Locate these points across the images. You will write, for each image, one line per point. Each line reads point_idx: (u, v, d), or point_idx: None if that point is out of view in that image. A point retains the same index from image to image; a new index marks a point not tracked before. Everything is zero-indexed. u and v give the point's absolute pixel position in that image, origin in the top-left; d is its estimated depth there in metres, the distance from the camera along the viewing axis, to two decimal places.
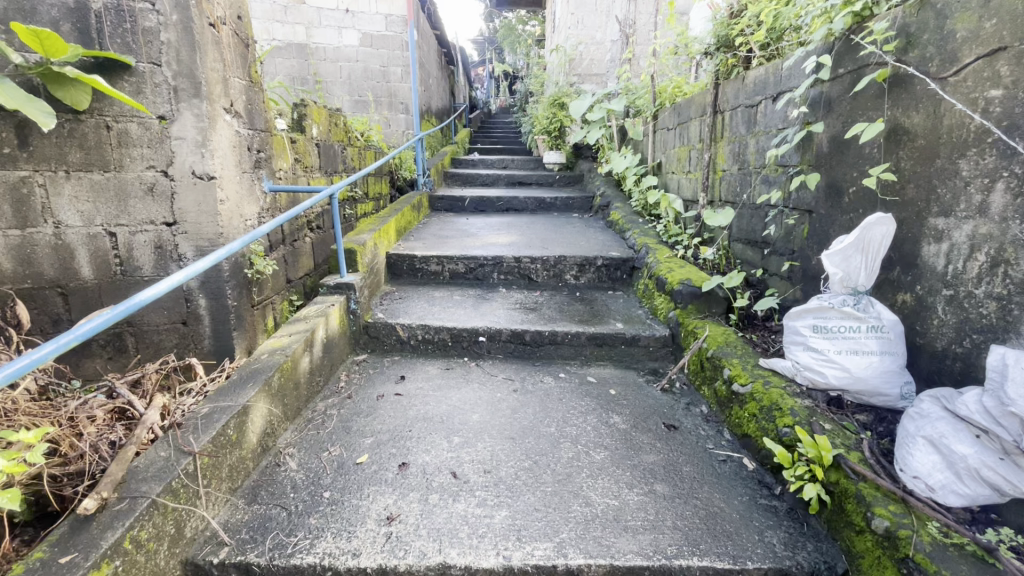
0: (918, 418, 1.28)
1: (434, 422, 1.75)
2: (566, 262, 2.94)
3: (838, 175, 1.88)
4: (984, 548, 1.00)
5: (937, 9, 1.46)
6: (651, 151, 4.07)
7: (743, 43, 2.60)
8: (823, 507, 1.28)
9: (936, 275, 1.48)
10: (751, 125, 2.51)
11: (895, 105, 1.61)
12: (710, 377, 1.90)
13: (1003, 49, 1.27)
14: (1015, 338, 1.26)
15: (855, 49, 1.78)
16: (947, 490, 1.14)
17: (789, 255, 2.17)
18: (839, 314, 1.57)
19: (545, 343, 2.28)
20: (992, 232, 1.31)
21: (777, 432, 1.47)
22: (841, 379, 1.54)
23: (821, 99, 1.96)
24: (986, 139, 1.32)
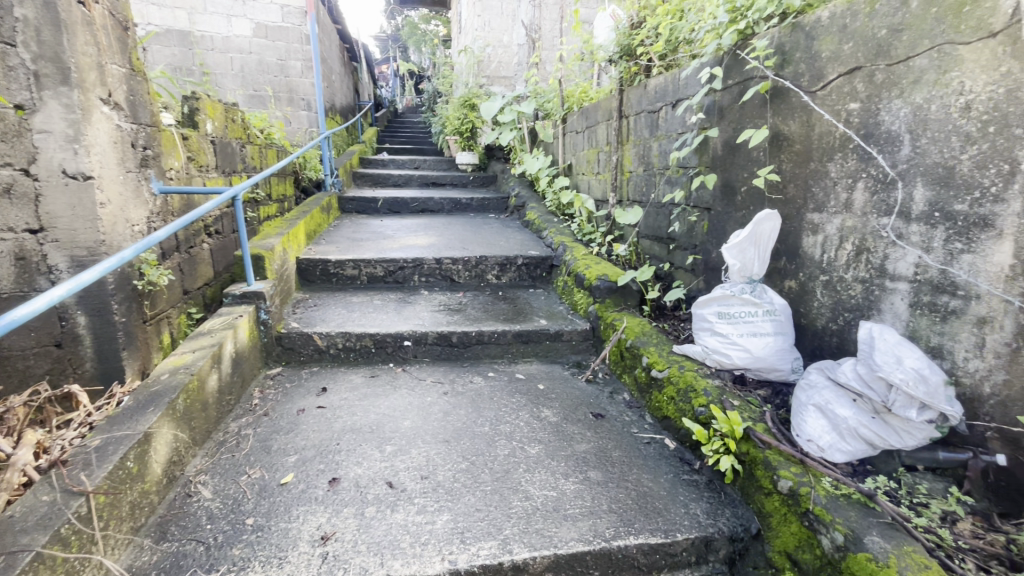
0: (808, 388, 1.46)
1: (364, 432, 1.68)
2: (487, 262, 2.95)
3: (731, 176, 2.08)
4: (866, 495, 1.17)
5: (806, 31, 1.67)
6: (562, 153, 4.23)
7: (643, 53, 2.79)
8: (737, 476, 1.42)
9: (814, 263, 1.69)
10: (654, 130, 2.69)
11: (776, 113, 1.81)
12: (630, 365, 2.02)
13: (859, 68, 1.49)
14: (876, 314, 1.48)
15: (741, 63, 1.98)
16: (834, 449, 1.32)
17: (692, 249, 2.36)
18: (739, 300, 1.74)
19: (472, 343, 2.28)
20: (856, 224, 1.54)
21: (694, 411, 1.60)
22: (744, 359, 1.71)
23: (714, 107, 2.16)
24: (849, 145, 1.54)
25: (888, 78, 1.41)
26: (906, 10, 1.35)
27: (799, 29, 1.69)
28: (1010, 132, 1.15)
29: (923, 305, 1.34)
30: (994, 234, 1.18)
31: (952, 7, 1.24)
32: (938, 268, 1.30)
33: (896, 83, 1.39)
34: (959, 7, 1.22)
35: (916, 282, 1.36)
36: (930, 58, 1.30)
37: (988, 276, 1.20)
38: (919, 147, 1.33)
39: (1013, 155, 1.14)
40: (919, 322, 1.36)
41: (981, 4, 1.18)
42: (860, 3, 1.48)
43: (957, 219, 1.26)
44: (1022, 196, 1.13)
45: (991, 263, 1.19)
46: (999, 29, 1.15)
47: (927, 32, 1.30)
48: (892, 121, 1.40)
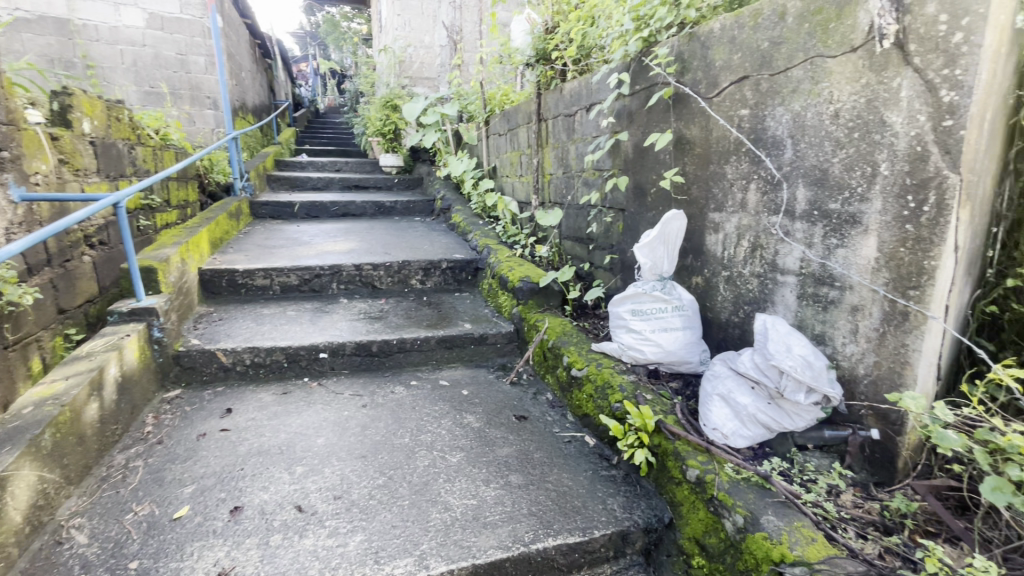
0: (712, 378, 1.54)
1: (272, 454, 1.57)
2: (410, 267, 2.88)
3: (642, 177, 2.16)
4: (763, 477, 1.24)
5: (701, 40, 1.77)
6: (486, 155, 4.23)
7: (558, 57, 2.85)
8: (651, 468, 1.46)
9: (717, 260, 1.79)
10: (571, 133, 2.75)
11: (679, 118, 1.91)
12: (552, 365, 2.05)
13: (747, 77, 1.59)
14: (770, 306, 1.59)
15: (646, 70, 2.06)
16: (737, 435, 1.39)
17: (609, 249, 2.44)
18: (650, 297, 1.82)
19: (393, 351, 2.21)
20: (750, 223, 1.64)
21: (611, 407, 1.64)
22: (656, 354, 1.78)
23: (623, 111, 2.23)
24: (742, 149, 1.64)
25: (771, 87, 1.51)
26: (783, 24, 1.46)
27: (694, 39, 1.78)
28: (871, 137, 1.27)
29: (808, 296, 1.46)
30: (862, 230, 1.31)
31: (821, 23, 1.35)
32: (819, 262, 1.42)
33: (778, 92, 1.49)
34: (826, 23, 1.34)
35: (802, 275, 1.47)
36: (805, 69, 1.41)
37: (859, 268, 1.32)
38: (800, 151, 1.45)
39: (873, 159, 1.27)
40: (806, 312, 1.47)
41: (844, 21, 1.29)
42: (745, 16, 1.58)
43: (832, 217, 1.38)
44: (882, 195, 1.26)
45: (861, 256, 1.31)
46: (859, 45, 1.26)
47: (802, 45, 1.41)
48: (776, 126, 1.51)
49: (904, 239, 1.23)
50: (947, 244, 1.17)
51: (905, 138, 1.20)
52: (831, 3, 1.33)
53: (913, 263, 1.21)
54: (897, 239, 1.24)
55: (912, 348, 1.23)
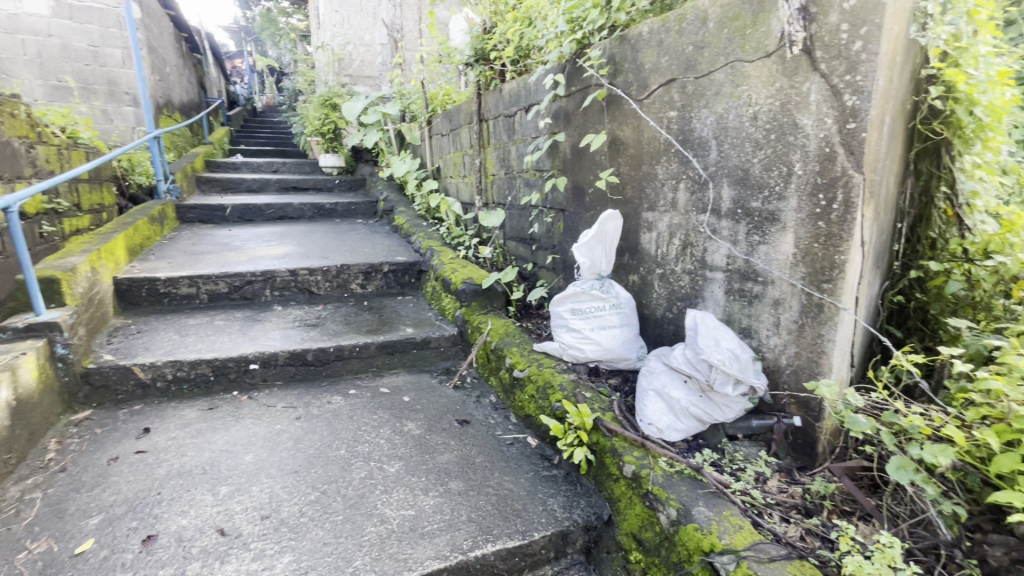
0: (648, 374, 1.58)
1: (195, 475, 1.47)
2: (349, 271, 2.79)
3: (579, 178, 2.19)
4: (695, 469, 1.28)
5: (631, 43, 1.80)
6: (429, 156, 4.17)
7: (496, 58, 2.84)
8: (590, 466, 1.48)
9: (651, 258, 1.83)
10: (511, 134, 2.75)
11: (613, 119, 1.94)
12: (495, 367, 2.04)
13: (674, 80, 1.64)
14: (701, 302, 1.64)
15: (580, 71, 2.09)
16: (671, 429, 1.43)
17: (551, 249, 2.45)
18: (589, 296, 1.84)
19: (330, 360, 2.13)
20: (681, 222, 1.69)
21: (551, 407, 1.64)
22: (596, 351, 1.80)
23: (560, 112, 2.25)
24: (671, 150, 1.69)
25: (696, 90, 1.56)
26: (705, 29, 1.51)
27: (625, 42, 1.82)
28: (785, 139, 1.33)
29: (735, 291, 1.51)
30: (780, 227, 1.37)
31: (738, 29, 1.41)
32: (743, 258, 1.47)
33: (703, 94, 1.54)
34: (743, 29, 1.39)
35: (728, 271, 1.53)
36: (726, 73, 1.46)
37: (778, 263, 1.38)
38: (723, 152, 1.50)
39: (788, 159, 1.33)
40: (733, 306, 1.53)
41: (759, 27, 1.35)
42: (671, 20, 1.62)
43: (754, 215, 1.44)
44: (798, 194, 1.32)
45: (780, 252, 1.38)
46: (773, 50, 1.32)
47: (722, 49, 1.46)
48: (702, 128, 1.56)
49: (817, 235, 1.29)
50: (855, 240, 1.24)
51: (816, 140, 1.27)
52: (747, 10, 1.38)
53: (825, 258, 1.28)
54: (811, 235, 1.30)
55: (827, 338, 1.30)
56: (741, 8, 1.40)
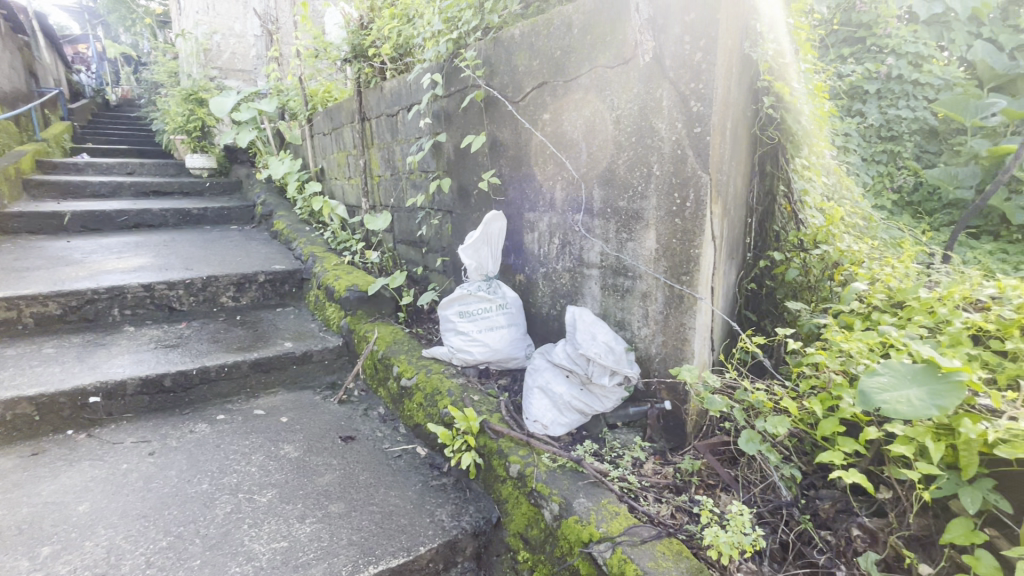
0: (533, 372, 1.59)
1: (6, 538, 1.21)
2: (218, 283, 2.53)
3: (463, 179, 2.17)
4: (576, 461, 1.31)
5: (504, 46, 1.82)
6: (312, 156, 3.92)
7: (375, 55, 2.73)
8: (479, 470, 1.46)
9: (535, 258, 1.86)
10: (394, 133, 2.66)
11: (491, 120, 1.94)
12: (383, 377, 1.95)
13: (545, 83, 1.67)
14: (581, 298, 1.69)
15: (458, 72, 2.07)
16: (556, 424, 1.45)
17: (440, 252, 2.41)
18: (476, 298, 1.83)
19: (194, 384, 1.90)
20: (559, 221, 1.73)
21: (439, 414, 1.61)
22: (484, 353, 1.79)
23: (441, 112, 2.22)
24: (546, 152, 1.73)
25: (565, 93, 1.61)
26: (570, 35, 1.56)
27: (498, 44, 1.83)
28: (644, 142, 1.42)
29: (609, 287, 1.58)
30: (644, 225, 1.45)
31: (599, 36, 1.47)
32: (615, 255, 1.55)
33: (571, 98, 1.60)
34: (602, 37, 1.46)
35: (602, 267, 1.60)
36: (591, 77, 1.52)
37: (644, 258, 1.47)
38: (592, 153, 1.56)
39: (647, 161, 1.42)
40: (608, 302, 1.59)
41: (616, 35, 1.42)
42: (539, 24, 1.65)
43: (621, 213, 1.51)
44: (657, 193, 1.41)
45: (645, 248, 1.46)
46: (629, 58, 1.40)
47: (587, 55, 1.52)
48: (572, 130, 1.61)
49: (674, 231, 1.39)
50: (706, 234, 1.35)
51: (669, 143, 1.36)
52: (605, 18, 1.45)
53: (683, 252, 1.38)
54: (670, 231, 1.40)
55: (687, 326, 1.40)
56: (601, 16, 1.46)
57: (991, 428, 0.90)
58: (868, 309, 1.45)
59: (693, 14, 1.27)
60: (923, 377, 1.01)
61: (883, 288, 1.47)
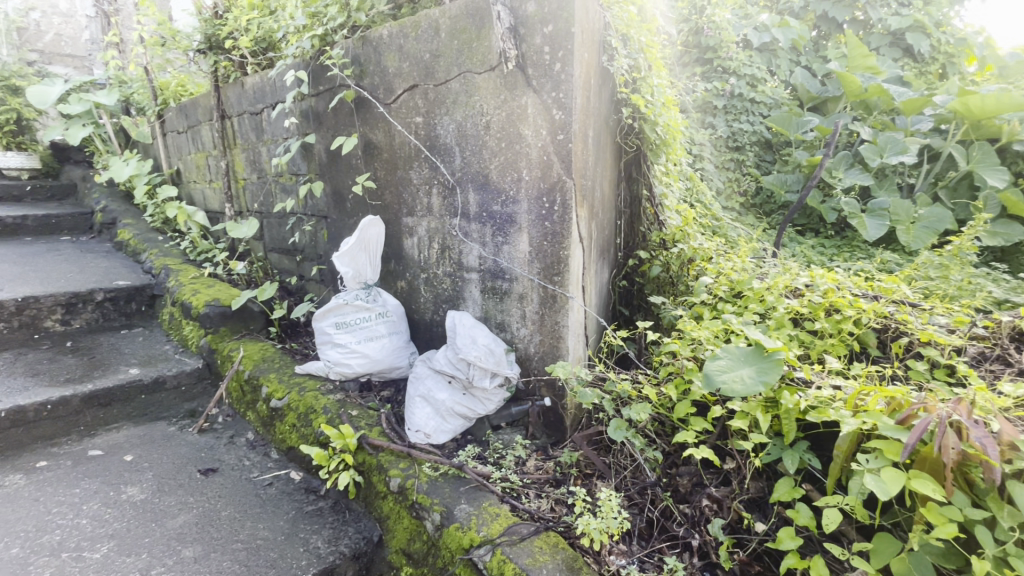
0: (415, 381, 1.55)
1: None
2: (38, 305, 2.13)
3: (337, 183, 2.04)
4: (458, 467, 1.30)
5: (372, 45, 1.74)
6: (165, 156, 3.48)
7: (234, 47, 2.49)
8: (359, 489, 1.40)
9: (415, 264, 1.80)
10: (259, 134, 2.45)
11: (363, 122, 1.85)
12: (251, 399, 1.79)
13: (416, 86, 1.63)
14: (462, 303, 1.68)
15: (325, 70, 1.95)
16: (438, 432, 1.42)
17: (317, 260, 2.26)
18: (353, 307, 1.74)
19: (3, 428, 1.57)
20: (436, 226, 1.70)
21: (314, 434, 1.52)
22: (364, 365, 1.72)
23: (310, 112, 2.07)
24: (420, 155, 1.69)
25: (436, 97, 1.59)
26: (438, 39, 1.55)
27: (366, 43, 1.75)
28: (513, 147, 1.45)
29: (488, 290, 1.59)
30: (517, 228, 1.49)
31: (466, 42, 1.48)
32: (492, 258, 1.56)
33: (442, 102, 1.58)
34: (469, 42, 1.47)
35: (481, 271, 1.60)
36: (460, 82, 1.52)
37: (519, 261, 1.50)
38: (465, 158, 1.56)
39: (517, 166, 1.46)
40: (488, 305, 1.60)
41: (482, 42, 1.44)
42: (407, 26, 1.61)
43: (496, 217, 1.53)
44: (528, 198, 1.45)
45: (519, 251, 1.50)
46: (495, 65, 1.43)
47: (455, 60, 1.52)
48: (445, 134, 1.60)
49: (545, 234, 1.44)
50: (573, 236, 1.43)
51: (537, 149, 1.41)
52: (471, 24, 1.46)
53: (554, 254, 1.44)
54: (541, 234, 1.45)
55: (562, 324, 1.46)
56: (466, 22, 1.47)
57: (803, 398, 1.05)
58: (715, 300, 1.62)
59: (551, 26, 1.33)
60: (753, 358, 1.15)
61: (726, 281, 1.65)
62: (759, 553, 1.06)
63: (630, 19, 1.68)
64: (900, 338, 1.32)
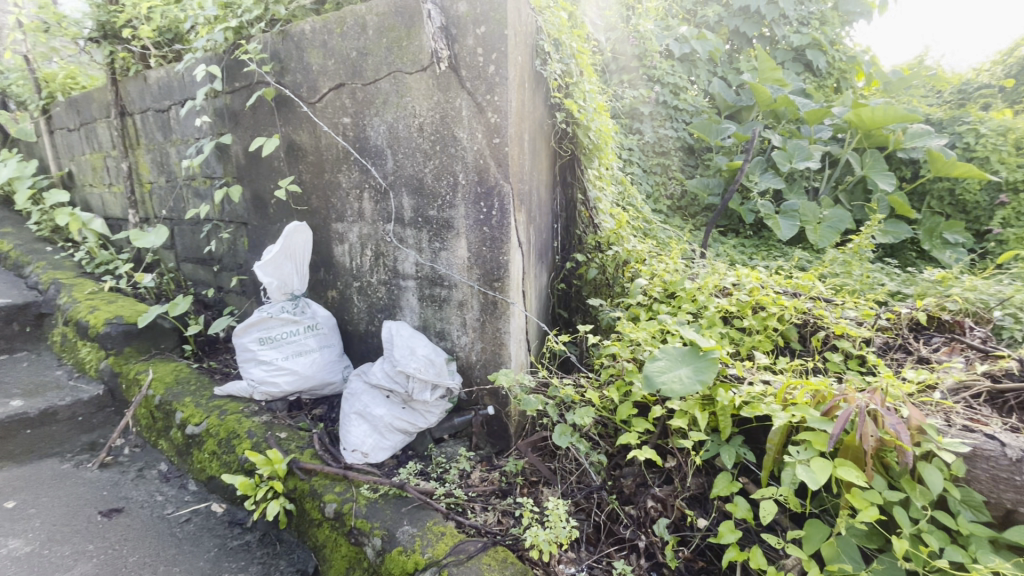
0: (349, 397, 1.46)
1: None
2: None
3: (257, 186, 1.88)
4: (399, 487, 1.23)
5: (293, 40, 1.61)
6: (53, 157, 3.10)
7: (133, 37, 2.25)
8: (291, 517, 1.30)
9: (347, 272, 1.70)
10: (167, 133, 2.23)
11: (284, 122, 1.71)
12: (163, 426, 1.62)
13: (343, 85, 1.54)
14: (399, 312, 1.61)
15: (241, 65, 1.80)
16: (376, 450, 1.35)
17: (237, 270, 2.09)
18: (278, 321, 1.61)
19: None
20: (369, 232, 1.61)
21: (238, 461, 1.39)
22: (293, 382, 1.60)
23: (225, 110, 1.91)
24: (349, 158, 1.59)
25: (365, 97, 1.51)
26: (365, 36, 1.47)
27: (286, 37, 1.62)
28: (448, 150, 1.41)
29: (426, 298, 1.54)
30: (455, 234, 1.45)
31: (395, 40, 1.42)
32: (429, 264, 1.51)
33: (372, 102, 1.50)
34: (399, 40, 1.41)
35: (418, 278, 1.54)
36: (390, 82, 1.46)
37: (458, 267, 1.46)
38: (398, 161, 1.50)
39: (453, 170, 1.42)
40: (427, 313, 1.54)
41: (412, 41, 1.39)
42: (331, 21, 1.51)
43: (432, 222, 1.48)
44: (464, 202, 1.41)
45: (458, 257, 1.46)
46: (426, 65, 1.38)
47: (383, 58, 1.45)
48: (376, 136, 1.52)
49: (483, 239, 1.41)
50: (512, 242, 1.41)
51: (472, 152, 1.38)
52: (401, 23, 1.40)
53: (493, 260, 1.41)
54: (479, 239, 1.42)
55: (503, 331, 1.44)
56: (395, 20, 1.41)
57: (737, 394, 1.09)
58: (650, 301, 1.67)
59: (483, 27, 1.30)
60: (690, 358, 1.18)
61: (659, 282, 1.70)
62: (701, 549, 1.09)
63: (561, 24, 1.69)
64: (817, 332, 1.41)
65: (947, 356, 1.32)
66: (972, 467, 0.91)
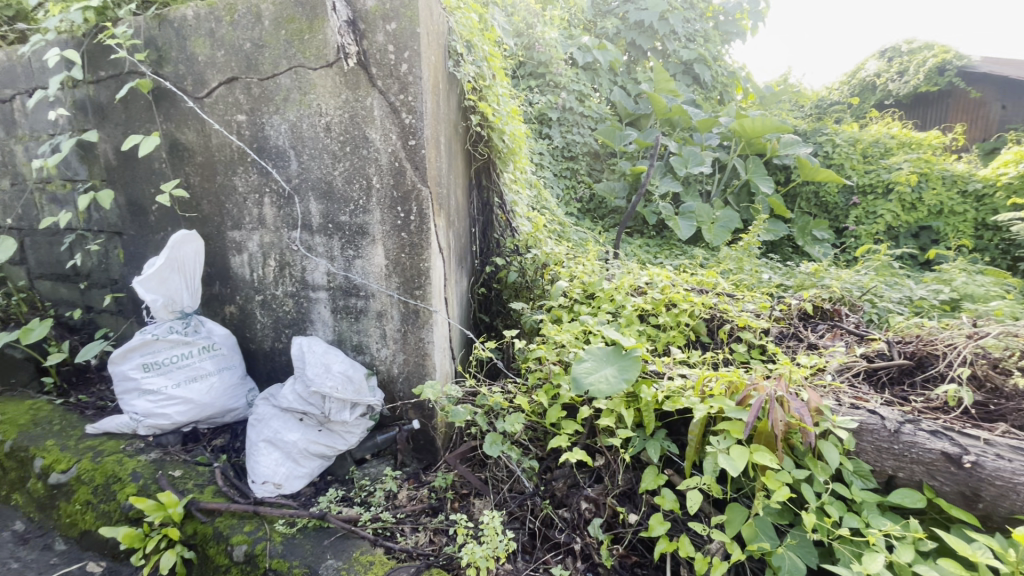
0: (256, 423, 1.31)
1: None
2: None
3: (133, 191, 1.65)
4: (318, 517, 1.14)
5: (172, 26, 1.43)
6: None
7: None
8: (191, 566, 1.16)
9: (246, 284, 1.53)
10: (10, 128, 1.88)
11: (165, 118, 1.51)
12: (20, 478, 1.37)
13: (235, 78, 1.39)
14: (311, 327, 1.48)
15: (107, 51, 1.56)
16: (290, 480, 1.23)
17: (111, 287, 1.82)
18: (166, 344, 1.42)
19: None
20: (273, 240, 1.47)
21: (120, 509, 1.21)
22: (186, 412, 1.42)
23: (88, 103, 1.64)
24: (246, 159, 1.44)
25: (263, 92, 1.37)
26: (260, 26, 1.33)
27: (163, 22, 1.43)
28: (359, 152, 1.33)
29: (341, 309, 1.43)
30: (371, 240, 1.37)
31: (295, 32, 1.30)
32: (343, 274, 1.41)
33: (270, 99, 1.37)
34: (300, 32, 1.30)
35: (331, 289, 1.43)
36: (291, 77, 1.34)
37: (375, 276, 1.38)
38: (304, 163, 1.38)
39: (366, 174, 1.34)
40: (342, 326, 1.44)
41: (315, 34, 1.28)
42: (218, 7, 1.36)
43: (344, 229, 1.38)
44: (379, 207, 1.34)
45: (374, 265, 1.38)
46: (332, 61, 1.29)
47: (282, 51, 1.33)
48: (277, 136, 1.39)
49: (402, 245, 1.35)
50: (432, 247, 1.35)
51: (385, 154, 1.31)
52: (301, 14, 1.29)
53: (413, 267, 1.35)
54: (398, 246, 1.35)
55: (426, 341, 1.38)
56: (294, 10, 1.29)
57: (659, 390, 1.14)
58: (571, 302, 1.69)
59: (394, 24, 1.24)
60: (614, 357, 1.21)
61: (579, 284, 1.74)
62: (633, 543, 1.12)
63: (472, 26, 1.67)
64: (723, 325, 1.52)
65: (831, 341, 1.49)
66: (860, 440, 1.03)
